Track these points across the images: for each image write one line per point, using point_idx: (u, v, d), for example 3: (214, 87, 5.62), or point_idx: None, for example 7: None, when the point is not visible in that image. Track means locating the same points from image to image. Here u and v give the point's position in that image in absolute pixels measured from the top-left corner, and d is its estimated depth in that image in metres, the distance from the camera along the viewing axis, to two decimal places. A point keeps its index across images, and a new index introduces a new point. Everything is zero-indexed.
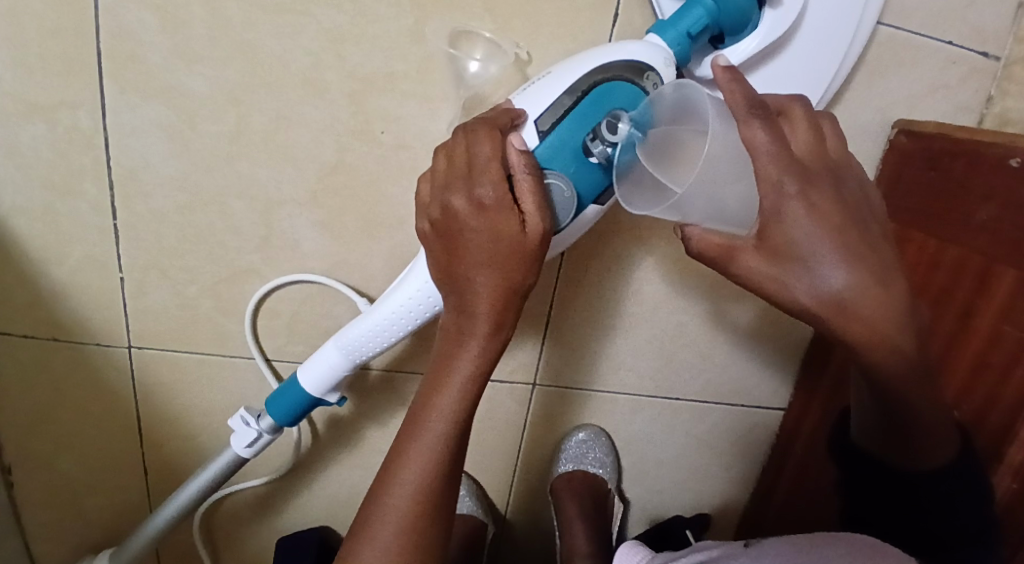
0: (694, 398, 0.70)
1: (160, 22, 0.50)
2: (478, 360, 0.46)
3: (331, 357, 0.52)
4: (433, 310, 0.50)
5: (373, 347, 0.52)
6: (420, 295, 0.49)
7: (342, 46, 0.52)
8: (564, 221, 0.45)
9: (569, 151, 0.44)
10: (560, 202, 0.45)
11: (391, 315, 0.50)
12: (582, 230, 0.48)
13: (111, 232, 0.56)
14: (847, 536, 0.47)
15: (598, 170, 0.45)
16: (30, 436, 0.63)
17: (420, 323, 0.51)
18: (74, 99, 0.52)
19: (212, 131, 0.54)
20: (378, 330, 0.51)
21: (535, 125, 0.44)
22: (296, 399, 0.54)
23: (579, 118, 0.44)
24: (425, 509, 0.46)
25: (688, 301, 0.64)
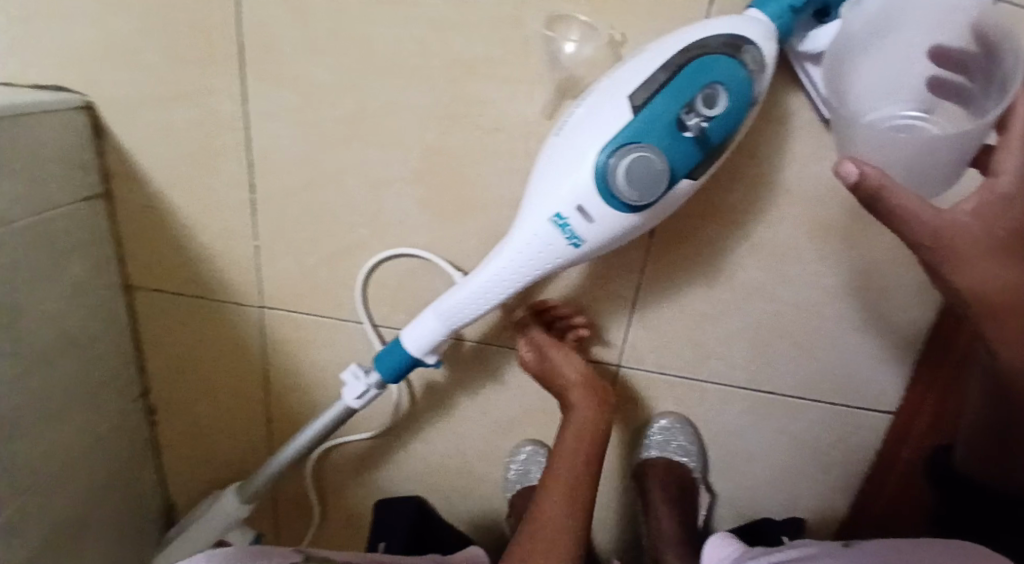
0: (790, 394, 0.67)
1: (288, 17, 0.57)
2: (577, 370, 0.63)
3: (429, 323, 0.57)
4: (525, 279, 0.53)
5: (468, 313, 0.55)
6: (512, 265, 0.52)
7: (446, 34, 0.56)
8: (657, 194, 0.46)
9: (663, 125, 0.45)
10: (653, 175, 0.46)
11: (488, 282, 0.53)
12: (674, 206, 0.49)
13: (247, 206, 0.64)
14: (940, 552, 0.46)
15: (692, 144, 0.46)
16: (174, 382, 0.73)
17: (510, 292, 0.54)
18: (219, 88, 0.60)
19: (332, 115, 0.60)
20: (474, 297, 0.54)
21: (627, 102, 0.46)
22: (399, 358, 0.58)
23: (672, 93, 0.45)
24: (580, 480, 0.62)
25: (785, 289, 0.62)
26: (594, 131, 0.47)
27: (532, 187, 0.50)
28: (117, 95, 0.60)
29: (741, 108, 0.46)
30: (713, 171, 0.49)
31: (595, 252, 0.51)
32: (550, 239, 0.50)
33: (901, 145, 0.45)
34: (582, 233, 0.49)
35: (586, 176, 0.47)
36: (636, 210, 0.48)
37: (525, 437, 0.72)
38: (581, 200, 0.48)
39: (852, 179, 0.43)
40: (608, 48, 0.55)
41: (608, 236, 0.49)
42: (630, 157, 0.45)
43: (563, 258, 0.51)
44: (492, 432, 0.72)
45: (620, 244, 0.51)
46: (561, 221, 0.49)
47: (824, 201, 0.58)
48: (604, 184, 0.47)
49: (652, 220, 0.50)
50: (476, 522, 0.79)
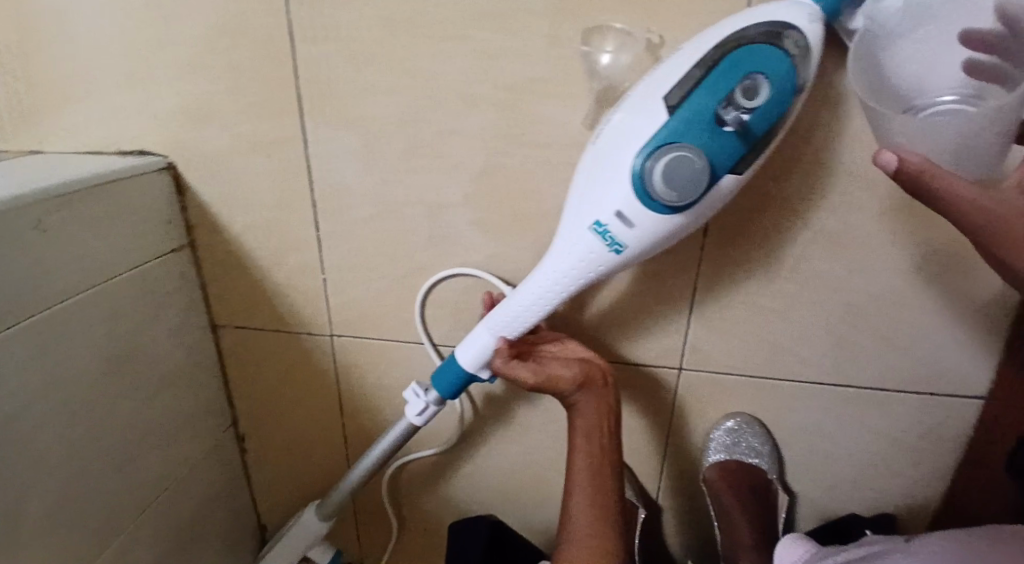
0: (867, 386, 0.65)
1: (344, 63, 0.61)
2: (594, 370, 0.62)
3: (483, 336, 0.58)
4: (574, 286, 0.54)
5: (522, 323, 0.57)
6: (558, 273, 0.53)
7: (489, 62, 0.59)
8: (697, 191, 0.47)
9: (700, 122, 0.46)
10: (693, 172, 0.46)
11: (538, 293, 0.55)
12: (717, 203, 0.50)
13: (315, 242, 0.68)
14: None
15: (732, 138, 0.46)
16: (260, 409, 0.78)
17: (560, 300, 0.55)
18: (286, 135, 0.65)
19: (389, 150, 0.63)
20: (527, 307, 0.56)
21: (663, 102, 0.47)
22: (456, 374, 0.60)
23: (708, 90, 0.46)
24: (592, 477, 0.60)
25: (847, 277, 0.60)
26: (631, 134, 0.48)
27: (574, 193, 0.52)
28: (196, 152, 0.67)
29: (784, 97, 0.46)
30: (756, 164, 0.49)
31: (641, 255, 0.52)
32: (593, 246, 0.51)
33: (941, 129, 0.47)
34: (623, 238, 0.50)
35: (624, 181, 0.48)
36: (678, 210, 0.49)
37: None
38: (620, 206, 0.49)
39: (892, 167, 0.45)
40: (648, 53, 0.56)
41: (652, 240, 0.50)
42: (666, 159, 0.46)
43: (609, 263, 0.52)
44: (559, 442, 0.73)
45: (667, 245, 0.52)
46: (601, 227, 0.50)
47: (879, 183, 0.56)
48: (642, 187, 0.48)
49: (696, 219, 0.50)
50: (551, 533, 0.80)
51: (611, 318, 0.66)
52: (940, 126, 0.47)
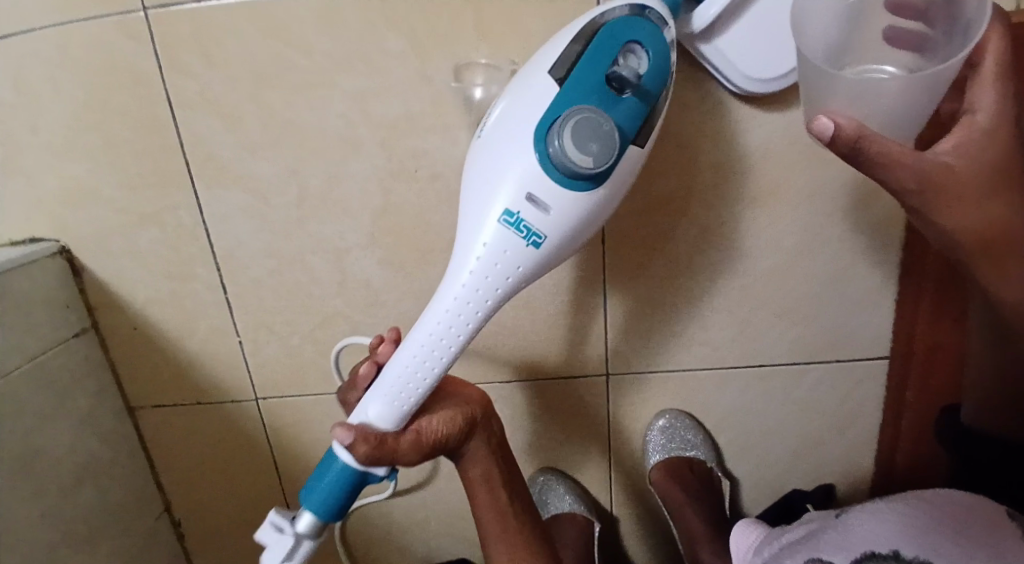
0: (783, 361, 0.67)
1: (225, 125, 0.62)
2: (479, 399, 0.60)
3: (387, 391, 0.50)
4: (490, 299, 0.47)
5: (432, 364, 0.49)
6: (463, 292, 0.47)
7: (368, 105, 0.61)
8: (609, 156, 0.45)
9: (592, 90, 0.45)
10: (601, 137, 0.44)
11: (444, 318, 0.48)
12: (626, 177, 0.47)
13: (224, 305, 0.67)
14: (944, 506, 0.49)
15: (627, 101, 0.46)
16: (192, 489, 0.75)
17: (466, 325, 0.48)
18: (176, 203, 0.64)
19: (284, 203, 0.64)
20: (433, 341, 0.48)
21: (550, 77, 0.46)
22: (336, 489, 0.51)
23: (592, 57, 0.45)
24: (502, 499, 0.59)
25: (737, 260, 0.64)
26: (522, 115, 0.46)
27: (470, 196, 0.47)
28: (86, 231, 0.65)
29: (663, 60, 0.46)
30: (654, 133, 0.48)
31: (561, 247, 0.47)
32: (507, 242, 0.46)
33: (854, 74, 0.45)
34: (540, 226, 0.46)
35: (526, 162, 0.45)
36: (594, 181, 0.46)
37: (536, 467, 0.74)
38: (530, 188, 0.45)
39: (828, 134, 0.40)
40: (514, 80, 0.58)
41: (571, 222, 0.46)
42: (571, 124, 0.44)
43: (528, 261, 0.46)
44: None
45: (583, 234, 0.48)
46: (512, 216, 0.45)
47: (745, 169, 0.61)
48: (550, 160, 0.45)
49: (607, 199, 0.47)
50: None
51: (531, 336, 0.66)
52: (881, 88, 0.41)
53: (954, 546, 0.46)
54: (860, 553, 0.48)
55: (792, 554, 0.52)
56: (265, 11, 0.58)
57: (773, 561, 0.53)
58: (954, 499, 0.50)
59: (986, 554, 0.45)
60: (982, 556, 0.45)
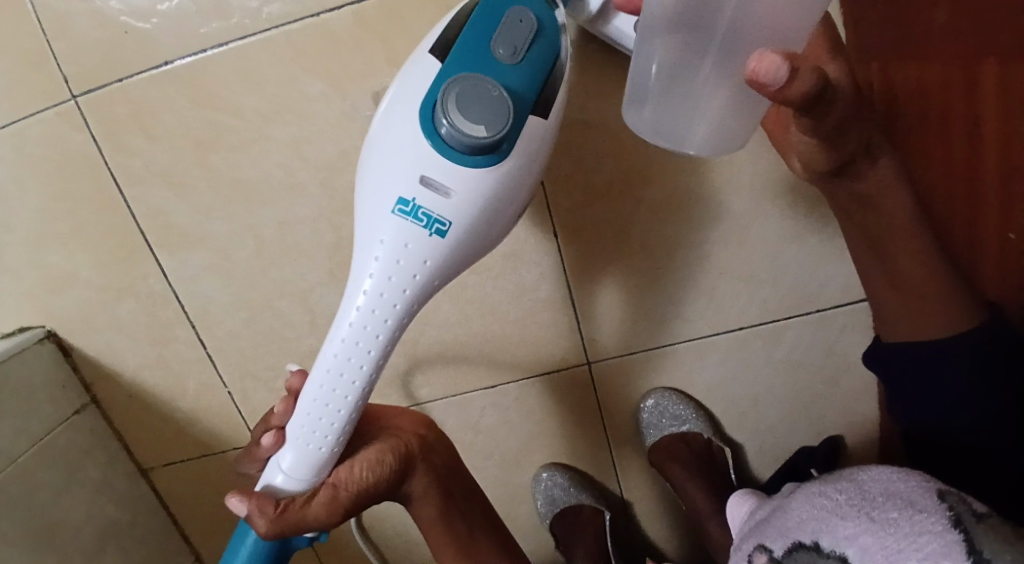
0: (760, 322, 0.66)
1: (171, 191, 0.64)
2: (414, 429, 0.59)
3: (300, 430, 0.46)
4: (398, 302, 0.43)
5: (345, 389, 0.44)
6: (364, 302, 0.43)
7: (300, 148, 0.62)
8: (503, 125, 0.40)
9: (477, 62, 0.41)
10: (492, 104, 0.40)
11: (343, 349, 0.43)
12: (530, 155, 0.43)
13: (208, 360, 0.70)
14: (883, 491, 0.46)
15: (518, 70, 0.42)
16: (217, 535, 0.78)
17: (377, 341, 0.43)
18: (143, 272, 0.67)
19: (242, 254, 0.66)
20: (342, 361, 0.44)
21: (433, 56, 0.42)
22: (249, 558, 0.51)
23: (472, 31, 0.42)
24: (442, 518, 0.61)
25: (688, 230, 0.63)
26: (405, 100, 0.42)
27: (363, 192, 0.43)
28: (68, 313, 0.68)
29: (554, 28, 0.43)
30: (555, 105, 0.44)
31: (475, 228, 0.42)
32: (406, 232, 0.42)
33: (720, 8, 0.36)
34: (440, 211, 0.41)
35: (418, 144, 0.41)
36: (493, 155, 0.41)
37: (540, 465, 0.73)
38: (423, 170, 0.41)
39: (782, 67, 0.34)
40: None
41: (476, 202, 0.42)
42: (454, 97, 0.40)
43: (434, 253, 0.42)
44: (503, 470, 0.74)
45: (492, 219, 0.43)
46: (407, 204, 0.41)
47: None
48: (440, 140, 0.41)
49: (511, 178, 0.43)
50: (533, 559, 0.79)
51: (502, 340, 0.67)
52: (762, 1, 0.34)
53: (869, 536, 0.44)
54: (790, 542, 0.48)
55: (749, 538, 0.53)
56: (186, 77, 0.60)
57: (749, 533, 0.54)
58: (900, 479, 0.47)
59: (897, 546, 0.42)
60: (894, 551, 0.42)
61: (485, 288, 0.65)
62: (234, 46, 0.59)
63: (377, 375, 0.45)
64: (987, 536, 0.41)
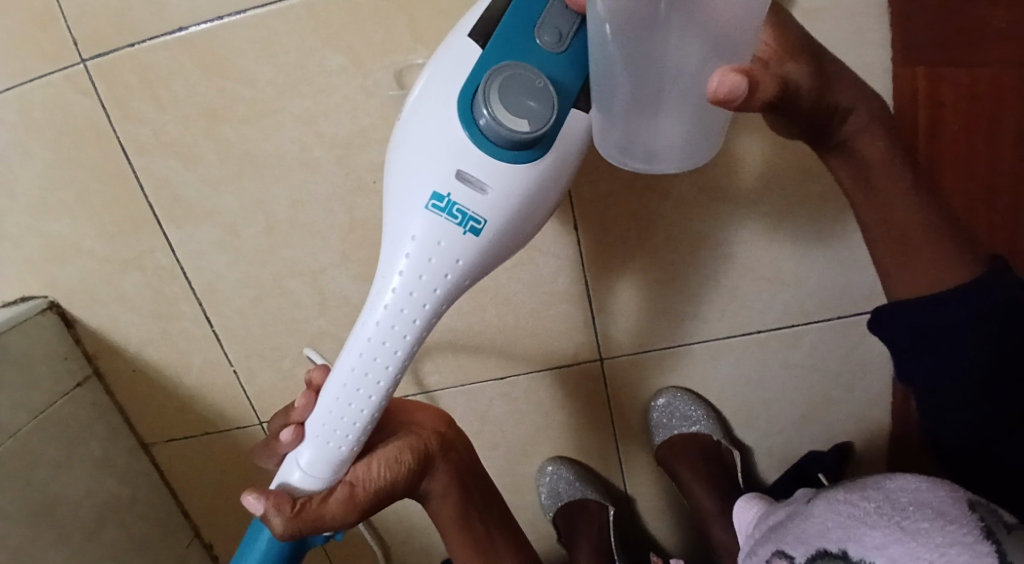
0: (778, 326, 0.65)
1: (181, 163, 0.62)
2: (435, 426, 0.58)
3: (321, 428, 0.45)
4: (427, 302, 0.41)
5: (368, 389, 0.43)
6: (391, 302, 0.41)
7: (317, 124, 0.60)
8: (543, 119, 0.39)
9: (518, 49, 0.39)
10: (532, 95, 0.39)
11: (367, 348, 0.42)
12: (569, 156, 0.42)
13: (214, 338, 0.69)
14: (912, 500, 0.45)
15: (562, 60, 0.40)
16: (218, 513, 0.78)
17: (403, 342, 0.42)
18: (150, 246, 0.65)
19: (253, 232, 0.64)
20: (367, 360, 0.42)
21: (472, 41, 0.40)
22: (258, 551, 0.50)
23: (514, 18, 0.40)
24: (460, 517, 0.60)
25: (713, 229, 0.62)
26: (441, 88, 0.40)
27: (394, 188, 0.41)
28: (73, 284, 0.67)
29: None
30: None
31: (508, 231, 0.41)
32: (439, 231, 0.40)
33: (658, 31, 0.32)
34: (477, 209, 0.40)
35: (455, 136, 0.39)
36: (532, 150, 0.40)
37: (547, 457, 0.73)
38: (459, 164, 0.39)
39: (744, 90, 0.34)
40: None
41: (513, 199, 0.40)
42: (495, 87, 0.38)
43: (468, 251, 0.40)
44: (509, 461, 0.73)
45: (527, 216, 0.41)
46: (442, 199, 0.40)
47: None
48: (478, 131, 0.39)
49: (548, 177, 0.41)
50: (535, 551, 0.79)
51: (515, 331, 0.66)
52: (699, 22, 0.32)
53: (898, 547, 0.42)
54: (813, 550, 0.46)
55: (766, 542, 0.51)
56: (201, 45, 0.58)
57: (766, 539, 0.52)
58: (930, 489, 0.45)
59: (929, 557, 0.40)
60: (925, 562, 0.41)
61: (500, 278, 0.64)
62: (251, 13, 0.57)
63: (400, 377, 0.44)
64: (1020, 547, 0.40)
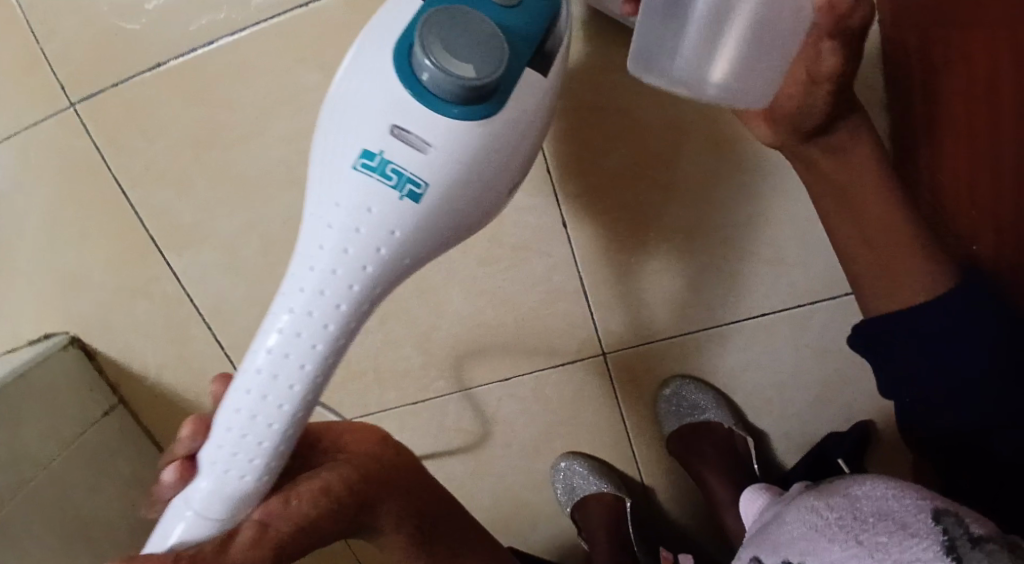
0: (781, 308, 0.64)
1: (175, 192, 0.63)
2: (372, 448, 0.55)
3: (217, 454, 0.40)
4: (342, 303, 0.37)
5: (277, 393, 0.38)
6: (308, 277, 0.37)
7: (301, 142, 0.60)
8: (494, 66, 0.36)
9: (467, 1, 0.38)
10: (481, 40, 0.36)
11: (270, 362, 0.38)
12: (513, 131, 0.39)
13: (225, 357, 0.70)
14: (875, 510, 0.43)
15: (513, 14, 0.38)
16: None
17: (326, 332, 0.38)
18: (155, 273, 0.67)
19: (250, 253, 0.65)
20: (268, 378, 0.38)
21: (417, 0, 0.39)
22: None
23: None
24: (461, 528, 0.61)
25: (703, 216, 0.62)
26: (381, 43, 0.38)
27: (313, 171, 0.39)
28: (90, 316, 0.69)
29: None
30: (555, 67, 0.41)
31: (450, 202, 0.38)
32: (368, 196, 0.37)
33: None
34: (413, 169, 0.37)
35: (392, 95, 0.37)
36: (481, 106, 0.37)
37: (559, 454, 0.72)
38: (395, 120, 0.37)
39: None
40: None
41: (456, 163, 0.37)
42: (438, 34, 0.36)
43: (405, 220, 0.37)
44: (522, 461, 0.73)
45: (470, 183, 0.38)
46: (374, 157, 0.37)
47: None
48: (422, 86, 0.37)
49: (495, 146, 0.39)
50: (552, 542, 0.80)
51: (516, 330, 0.66)
52: None
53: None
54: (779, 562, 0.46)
55: (748, 547, 0.51)
56: (182, 76, 0.59)
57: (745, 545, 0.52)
58: (893, 498, 0.43)
59: None
60: None
61: (495, 280, 0.64)
62: (228, 42, 0.57)
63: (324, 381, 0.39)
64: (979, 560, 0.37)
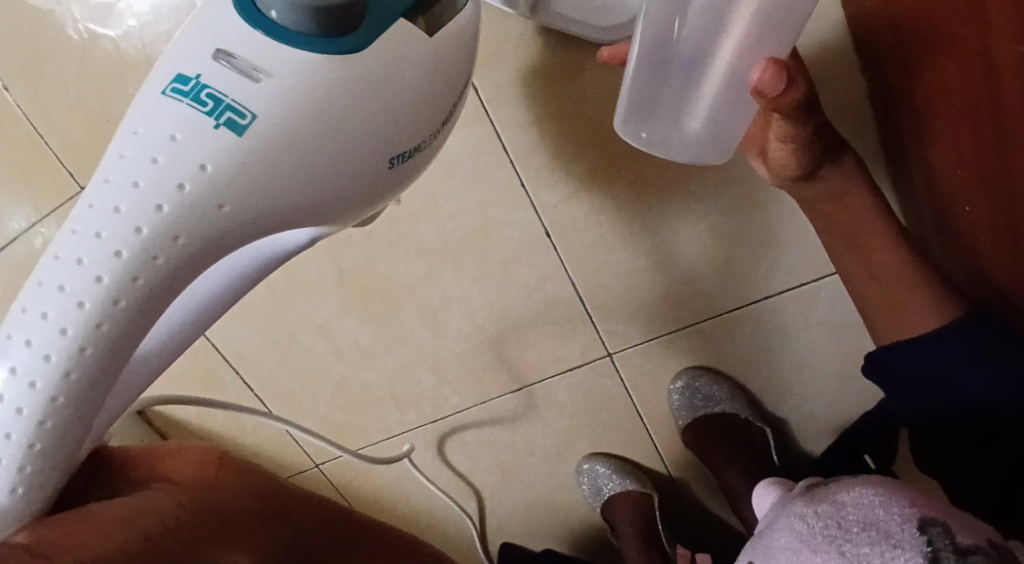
0: (781, 290, 0.62)
1: None
2: (192, 467, 0.44)
3: None
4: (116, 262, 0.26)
5: (11, 401, 0.26)
6: (73, 236, 0.26)
7: None
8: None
9: None
10: None
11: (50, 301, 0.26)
12: (381, 77, 0.30)
13: (256, 399, 0.73)
14: (860, 520, 0.45)
15: None
16: None
17: (93, 333, 0.26)
18: None
19: (260, 300, 0.66)
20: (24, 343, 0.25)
21: None
22: None
23: None
24: None
25: (689, 210, 0.60)
26: None
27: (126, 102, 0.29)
28: None
29: None
30: (450, 25, 0.32)
31: (290, 134, 0.28)
32: (181, 119, 0.27)
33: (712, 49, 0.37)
34: (240, 98, 0.27)
35: (224, 27, 0.28)
36: (340, 39, 0.28)
37: (582, 456, 0.74)
38: (220, 47, 0.28)
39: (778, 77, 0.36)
40: None
41: (303, 95, 0.28)
42: None
43: (226, 153, 0.27)
44: (548, 463, 0.75)
45: (310, 132, 0.28)
46: (187, 81, 0.27)
47: None
48: (266, 19, 0.28)
49: (356, 100, 0.29)
50: (585, 535, 0.82)
51: (520, 343, 0.67)
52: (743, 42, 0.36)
53: None
54: None
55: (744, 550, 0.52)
56: None
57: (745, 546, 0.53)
58: (881, 505, 0.45)
59: None
60: None
61: (493, 295, 0.65)
62: None
63: (75, 414, 0.27)
64: None
